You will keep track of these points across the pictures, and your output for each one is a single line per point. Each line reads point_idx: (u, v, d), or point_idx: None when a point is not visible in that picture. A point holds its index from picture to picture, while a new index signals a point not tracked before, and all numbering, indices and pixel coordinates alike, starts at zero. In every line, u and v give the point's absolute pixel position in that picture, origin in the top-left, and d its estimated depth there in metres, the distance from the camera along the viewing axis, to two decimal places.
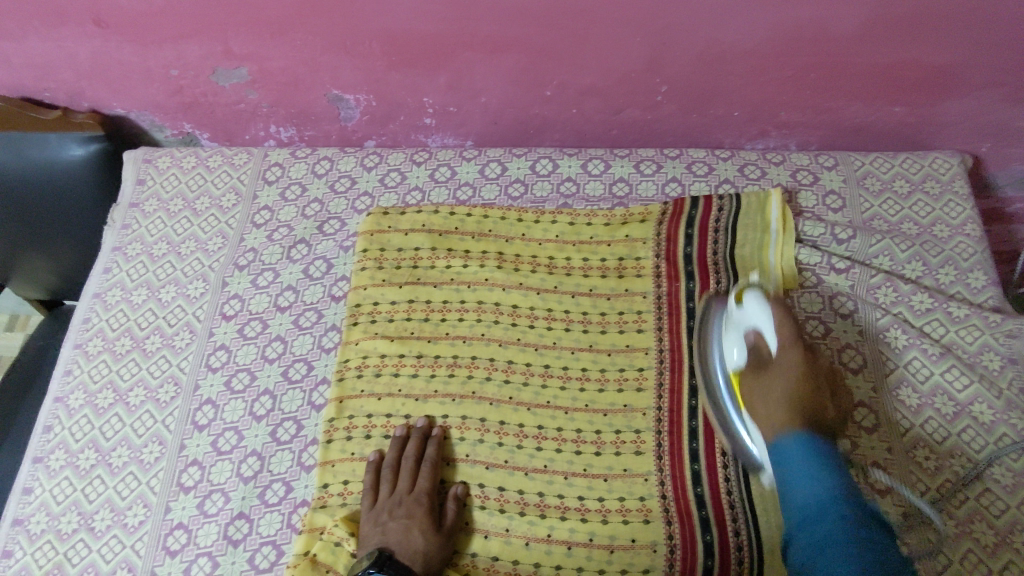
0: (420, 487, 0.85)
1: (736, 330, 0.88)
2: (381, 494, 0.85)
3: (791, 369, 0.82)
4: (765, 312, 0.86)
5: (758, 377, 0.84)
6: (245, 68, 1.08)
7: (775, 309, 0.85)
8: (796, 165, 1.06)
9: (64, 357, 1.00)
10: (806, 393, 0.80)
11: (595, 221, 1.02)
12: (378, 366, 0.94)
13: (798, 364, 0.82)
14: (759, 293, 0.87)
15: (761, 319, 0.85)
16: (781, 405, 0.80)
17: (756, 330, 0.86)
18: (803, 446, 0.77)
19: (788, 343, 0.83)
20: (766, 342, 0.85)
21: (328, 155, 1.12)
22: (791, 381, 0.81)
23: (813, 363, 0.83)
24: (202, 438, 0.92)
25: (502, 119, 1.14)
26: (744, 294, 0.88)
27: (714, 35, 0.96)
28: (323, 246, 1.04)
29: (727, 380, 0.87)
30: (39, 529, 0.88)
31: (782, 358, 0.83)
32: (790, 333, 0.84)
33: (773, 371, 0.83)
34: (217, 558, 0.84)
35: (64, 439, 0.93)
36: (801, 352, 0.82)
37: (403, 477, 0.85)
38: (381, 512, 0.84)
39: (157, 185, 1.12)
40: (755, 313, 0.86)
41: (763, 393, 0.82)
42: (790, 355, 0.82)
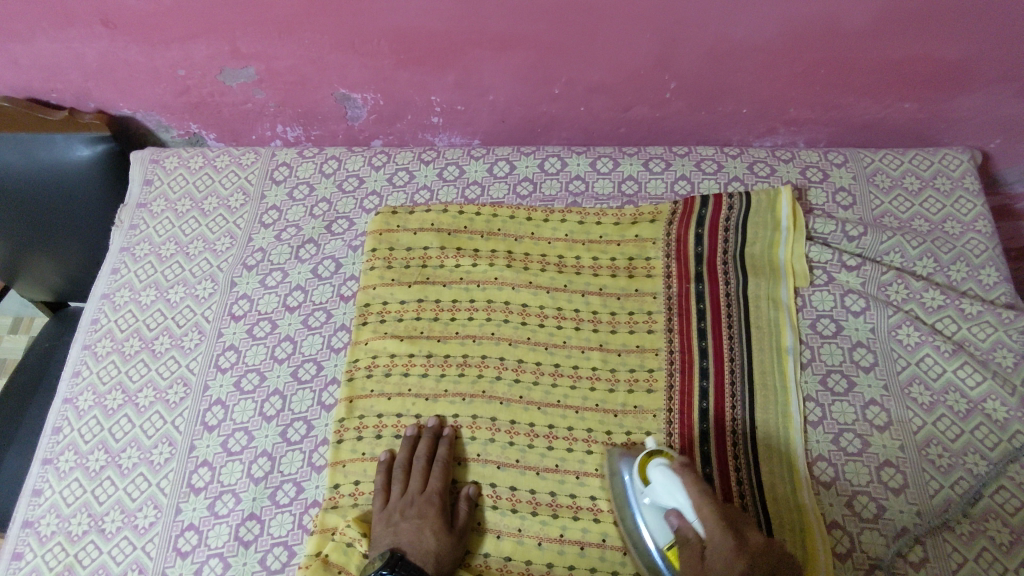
0: (431, 487, 0.85)
1: (656, 511, 0.78)
2: (392, 494, 0.85)
3: (735, 557, 0.69)
4: (675, 483, 0.76)
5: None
6: (252, 67, 1.08)
7: (682, 476, 0.76)
8: (806, 163, 1.05)
9: (73, 358, 1.00)
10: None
11: (604, 220, 1.02)
12: (387, 366, 0.93)
13: (739, 557, 0.69)
14: (664, 462, 0.80)
15: (676, 498, 0.76)
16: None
17: (677, 509, 0.76)
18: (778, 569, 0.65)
19: None
20: (687, 517, 0.75)
21: (336, 154, 1.11)
22: (730, 572, 0.68)
23: (751, 543, 0.71)
24: (211, 439, 0.91)
25: (510, 117, 1.14)
26: (648, 467, 0.80)
27: (724, 32, 0.95)
28: (331, 246, 1.04)
29: (641, 513, 0.79)
30: (49, 531, 0.87)
31: (714, 543, 0.71)
32: (711, 515, 0.73)
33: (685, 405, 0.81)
34: (229, 559, 0.84)
35: (74, 441, 0.93)
36: (738, 541, 0.71)
37: (414, 477, 0.85)
38: (392, 512, 0.83)
39: (164, 186, 1.11)
40: (664, 486, 0.77)
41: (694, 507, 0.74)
42: (720, 541, 0.71)
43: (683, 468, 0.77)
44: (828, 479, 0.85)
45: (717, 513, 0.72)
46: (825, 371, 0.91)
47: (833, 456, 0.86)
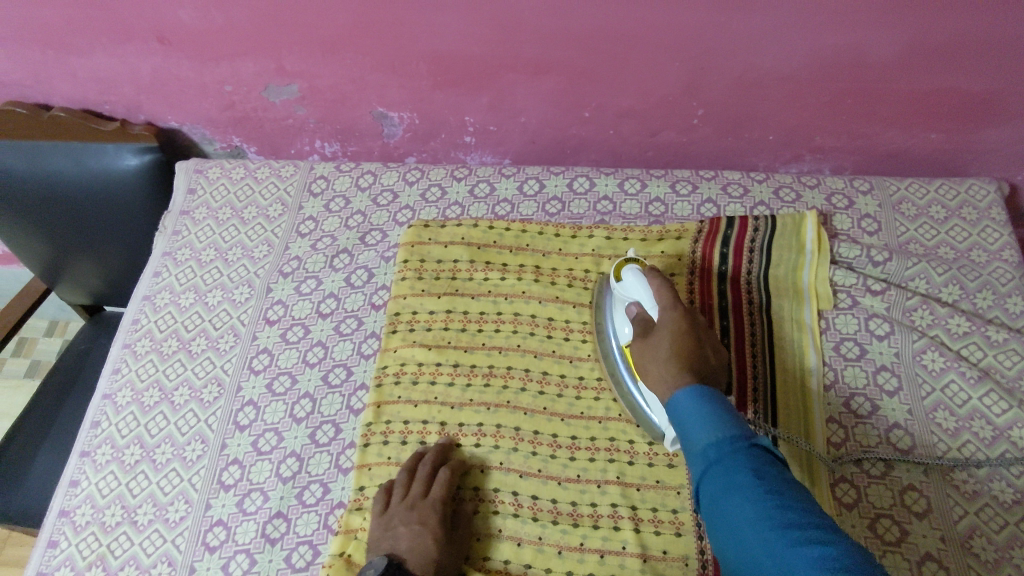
0: (434, 495, 0.84)
1: (622, 305, 0.90)
2: (393, 498, 0.85)
3: (673, 330, 0.79)
4: (642, 283, 0.85)
5: (643, 340, 0.81)
6: (295, 85, 1.13)
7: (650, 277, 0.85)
8: (831, 189, 1.07)
9: (113, 356, 1.03)
10: (685, 346, 0.77)
11: (631, 237, 1.04)
12: (415, 373, 0.96)
13: (678, 324, 0.79)
14: (638, 267, 0.88)
15: (640, 292, 0.85)
16: (663, 366, 0.77)
17: (637, 302, 0.86)
18: (696, 396, 0.69)
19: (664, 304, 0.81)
20: (647, 312, 0.84)
21: (372, 169, 1.15)
22: (669, 339, 0.78)
23: (691, 320, 0.80)
24: (242, 439, 0.94)
25: (540, 139, 1.17)
26: (622, 269, 0.90)
27: (752, 61, 0.98)
28: (364, 256, 1.07)
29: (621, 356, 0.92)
30: (84, 521, 0.90)
31: (661, 312, 0.81)
32: (664, 295, 0.82)
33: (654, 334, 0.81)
34: (255, 555, 0.86)
35: (111, 435, 0.96)
36: (676, 312, 0.80)
37: (417, 484, 0.85)
38: (392, 517, 0.84)
39: (207, 195, 1.15)
40: (633, 283, 0.86)
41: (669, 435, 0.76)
42: (667, 319, 0.80)
43: (649, 271, 0.86)
44: (850, 501, 0.85)
45: (666, 298, 0.81)
46: (849, 394, 0.92)
47: (856, 479, 0.86)
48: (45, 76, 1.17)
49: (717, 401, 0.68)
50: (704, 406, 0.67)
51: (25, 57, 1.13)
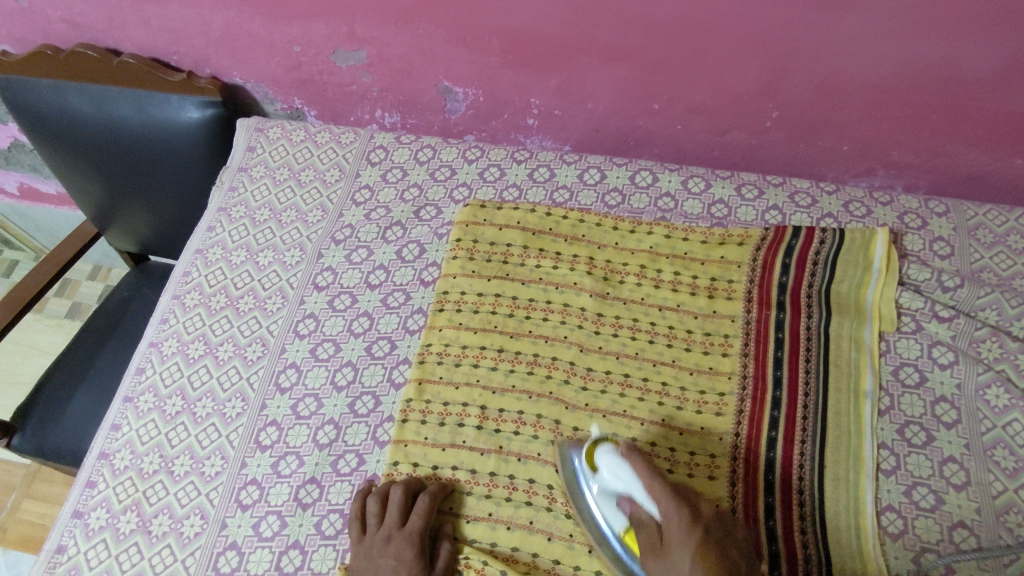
0: (413, 525, 0.81)
1: (607, 497, 0.81)
2: (369, 526, 0.82)
3: (680, 510, 0.72)
4: (623, 466, 0.78)
5: (653, 559, 0.72)
6: (364, 51, 1.12)
7: (632, 458, 0.77)
8: (904, 208, 1.03)
9: (162, 305, 1.04)
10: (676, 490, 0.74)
11: (692, 238, 1.01)
12: (458, 356, 0.95)
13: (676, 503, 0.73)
14: (610, 447, 0.81)
15: (614, 470, 0.79)
16: (683, 551, 0.70)
17: (626, 495, 0.78)
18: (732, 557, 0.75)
19: (640, 458, 0.77)
20: (638, 504, 0.76)
21: (432, 144, 1.14)
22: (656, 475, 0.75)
23: (700, 515, 0.73)
24: (282, 401, 0.94)
25: (605, 128, 1.15)
26: (596, 453, 0.82)
27: (839, 66, 0.94)
28: (417, 232, 1.06)
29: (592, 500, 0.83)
30: (123, 465, 0.91)
31: (673, 534, 0.71)
32: (660, 489, 0.74)
33: (650, 529, 0.74)
34: (286, 518, 0.86)
35: (155, 383, 0.97)
36: (684, 513, 0.72)
37: (393, 508, 0.82)
38: (370, 547, 0.80)
39: (265, 154, 1.15)
40: (612, 471, 0.79)
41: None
42: (660, 492, 0.74)
43: (627, 451, 0.78)
44: (895, 531, 0.82)
45: (663, 490, 0.74)
46: (904, 422, 0.88)
47: (903, 508, 0.83)
48: (119, 21, 1.18)
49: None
50: (740, 551, 0.74)
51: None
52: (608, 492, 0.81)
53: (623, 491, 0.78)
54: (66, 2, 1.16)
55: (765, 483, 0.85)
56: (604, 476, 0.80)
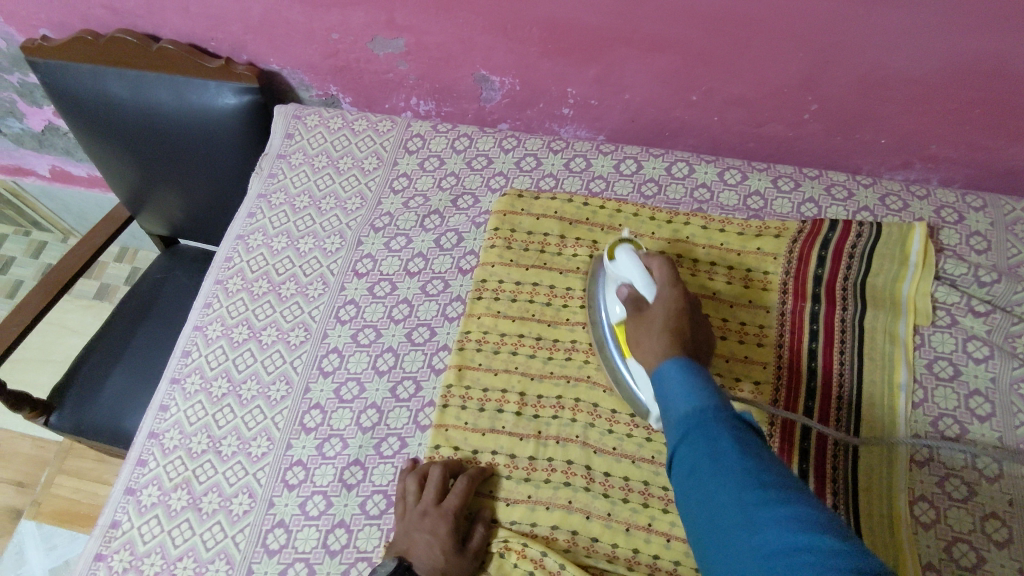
0: (449, 503, 0.83)
1: (616, 284, 0.90)
2: (409, 503, 0.84)
3: (670, 305, 0.80)
4: (632, 260, 0.86)
5: (638, 317, 0.80)
6: (403, 39, 1.12)
7: (652, 258, 0.86)
8: (941, 202, 1.03)
9: (206, 290, 1.06)
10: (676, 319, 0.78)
11: (728, 229, 1.02)
12: (497, 342, 0.97)
13: (674, 300, 0.80)
14: (628, 246, 0.89)
15: (631, 270, 0.86)
16: (656, 332, 0.76)
17: (628, 282, 0.86)
18: (683, 370, 0.66)
19: (664, 282, 0.83)
20: (638, 288, 0.84)
21: (468, 133, 1.15)
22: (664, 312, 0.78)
23: (687, 304, 0.81)
24: (325, 384, 0.97)
25: (640, 118, 1.15)
26: (615, 248, 0.90)
27: (881, 59, 0.94)
28: (455, 220, 1.08)
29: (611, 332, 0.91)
30: (171, 445, 0.94)
31: (658, 308, 0.79)
32: (665, 273, 0.84)
33: (646, 315, 0.80)
34: (331, 498, 0.89)
35: (201, 366, 1.00)
36: (674, 289, 0.82)
37: (431, 488, 0.84)
38: (410, 522, 0.82)
39: (304, 141, 1.17)
40: (626, 261, 0.87)
41: (644, 332, 0.78)
42: (664, 296, 0.81)
43: (648, 255, 0.86)
44: (928, 521, 0.83)
45: (666, 290, 0.82)
46: (938, 414, 0.89)
47: (936, 499, 0.84)
48: (159, 7, 1.19)
49: (700, 370, 0.66)
50: (687, 376, 0.65)
51: None
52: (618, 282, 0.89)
53: (627, 278, 0.86)
54: None
55: (799, 472, 0.87)
56: (620, 263, 0.88)
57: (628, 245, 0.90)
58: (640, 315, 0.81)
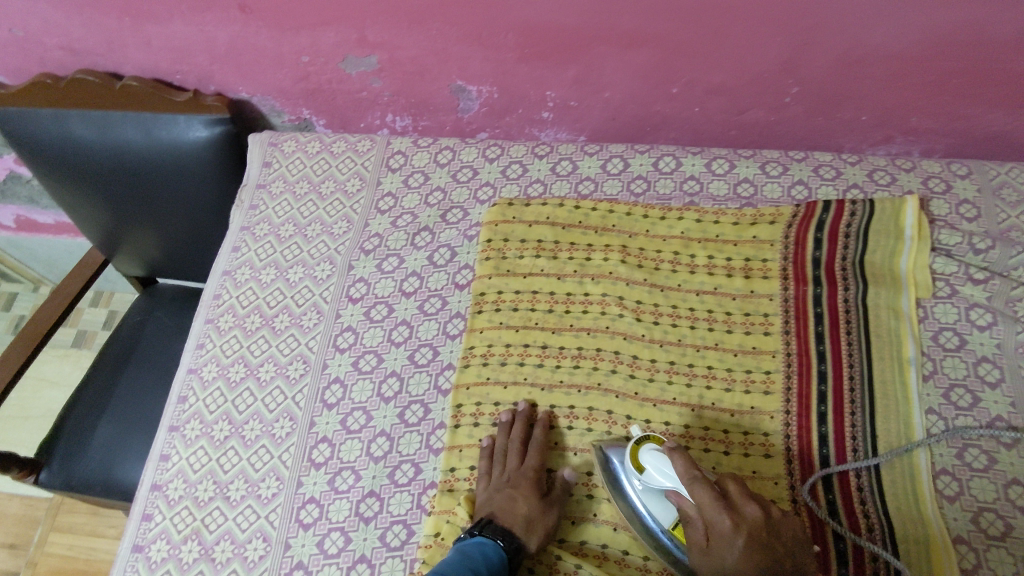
0: (527, 464, 0.86)
1: (656, 492, 0.80)
2: (493, 472, 0.87)
3: (701, 481, 0.74)
4: (664, 462, 0.78)
5: (704, 553, 0.72)
6: (375, 56, 1.10)
7: (674, 460, 0.76)
8: (927, 173, 1.03)
9: (196, 331, 1.03)
10: (753, 542, 0.70)
11: (723, 219, 1.01)
12: (503, 355, 0.95)
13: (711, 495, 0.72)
14: (653, 445, 0.80)
15: (667, 481, 0.77)
16: (730, 536, 0.70)
17: (671, 490, 0.77)
18: (771, 564, 0.72)
19: (710, 502, 0.72)
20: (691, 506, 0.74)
21: (450, 145, 1.13)
22: (740, 538, 0.70)
23: (748, 522, 0.71)
24: (331, 417, 0.94)
25: (621, 115, 1.14)
26: (639, 454, 0.80)
27: (859, 37, 0.95)
28: (447, 235, 1.06)
29: (663, 532, 0.79)
30: (177, 495, 0.91)
31: (716, 530, 0.71)
32: (701, 492, 0.73)
33: (710, 544, 0.72)
34: (349, 533, 0.86)
35: (199, 410, 0.96)
36: (732, 518, 0.71)
37: (511, 454, 0.87)
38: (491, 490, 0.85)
39: (283, 168, 1.14)
40: (662, 476, 0.78)
41: (710, 567, 0.71)
42: (719, 523, 0.71)
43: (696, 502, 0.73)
44: (952, 494, 0.83)
45: (701, 492, 0.73)
46: (948, 385, 0.89)
47: (957, 470, 0.84)
48: (119, 43, 1.16)
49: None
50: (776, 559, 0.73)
51: (100, 23, 1.12)
52: (647, 488, 0.80)
53: (666, 484, 0.78)
54: (62, 27, 1.13)
55: (820, 455, 0.87)
56: (649, 473, 0.79)
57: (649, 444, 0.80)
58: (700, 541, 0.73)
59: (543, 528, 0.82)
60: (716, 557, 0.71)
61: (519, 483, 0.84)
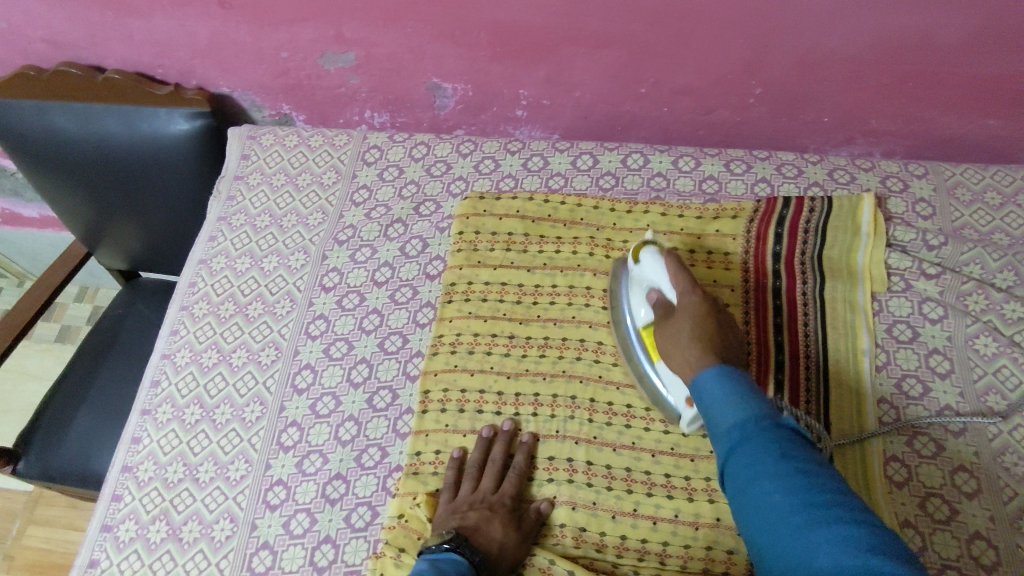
0: (504, 489, 0.86)
1: (640, 286, 0.90)
2: (462, 490, 0.87)
3: (696, 313, 0.80)
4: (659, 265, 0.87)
5: (665, 322, 0.83)
6: (352, 53, 1.13)
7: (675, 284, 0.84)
8: (886, 172, 1.07)
9: (170, 317, 1.05)
10: (706, 328, 0.78)
11: (686, 214, 1.04)
12: (471, 343, 0.97)
13: (700, 308, 0.80)
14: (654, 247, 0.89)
15: (656, 273, 0.87)
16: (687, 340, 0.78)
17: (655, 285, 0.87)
18: (718, 379, 0.70)
19: (686, 289, 0.82)
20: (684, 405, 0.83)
21: (425, 140, 1.16)
22: (690, 326, 0.79)
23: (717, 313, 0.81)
24: (301, 401, 0.96)
25: (593, 114, 1.17)
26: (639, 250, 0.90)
27: (818, 40, 0.98)
28: (419, 227, 1.08)
29: (637, 336, 0.91)
30: (146, 477, 0.92)
31: (685, 309, 0.81)
32: (685, 285, 0.83)
33: (677, 322, 0.81)
34: (315, 514, 0.88)
35: (171, 394, 0.98)
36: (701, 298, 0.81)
37: (487, 476, 0.87)
38: (460, 504, 0.85)
39: (260, 161, 1.16)
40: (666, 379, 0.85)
41: (675, 356, 0.80)
42: (688, 304, 0.81)
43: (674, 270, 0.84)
44: (901, 480, 0.85)
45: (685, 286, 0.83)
46: (901, 375, 0.92)
47: (907, 457, 0.87)
48: (102, 37, 1.18)
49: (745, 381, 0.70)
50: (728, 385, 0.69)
51: (83, 16, 1.14)
52: (640, 285, 0.90)
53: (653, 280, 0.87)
54: (45, 20, 1.16)
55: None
56: (645, 265, 0.88)
57: (651, 244, 0.90)
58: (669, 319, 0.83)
59: (512, 554, 0.81)
60: (678, 342, 0.79)
61: (497, 508, 0.84)
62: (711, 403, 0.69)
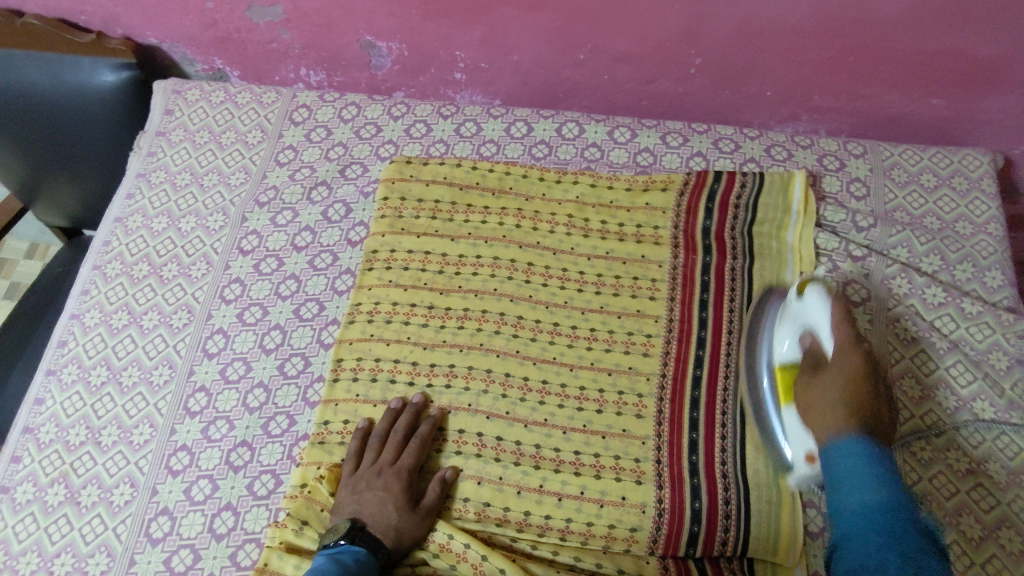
0: (402, 462, 0.83)
1: (791, 325, 0.86)
2: (364, 461, 0.84)
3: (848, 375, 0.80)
4: (827, 309, 0.84)
5: (814, 379, 0.82)
6: (280, 6, 1.08)
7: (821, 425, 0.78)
8: (824, 150, 1.05)
9: (82, 277, 1.02)
10: (859, 395, 0.79)
11: (616, 185, 1.02)
12: (388, 313, 0.94)
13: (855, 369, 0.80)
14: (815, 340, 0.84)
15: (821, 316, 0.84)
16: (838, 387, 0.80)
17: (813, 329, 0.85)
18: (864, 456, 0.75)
19: (849, 346, 0.82)
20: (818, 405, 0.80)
21: (356, 101, 1.13)
22: (843, 385, 0.80)
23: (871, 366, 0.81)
24: (211, 365, 0.93)
25: (532, 80, 1.13)
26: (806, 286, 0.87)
27: (755, 9, 0.94)
28: (343, 190, 1.05)
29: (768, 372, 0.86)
30: (48, 439, 0.90)
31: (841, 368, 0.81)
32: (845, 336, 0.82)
33: (829, 376, 0.81)
34: (218, 481, 0.86)
35: (78, 355, 0.96)
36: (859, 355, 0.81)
37: (388, 448, 0.84)
38: (360, 479, 0.83)
39: (184, 117, 1.13)
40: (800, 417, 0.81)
41: (815, 393, 0.81)
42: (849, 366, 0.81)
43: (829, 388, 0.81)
44: None
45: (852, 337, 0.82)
46: None
47: None
48: None
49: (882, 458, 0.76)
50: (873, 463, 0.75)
51: None
52: (791, 320, 0.86)
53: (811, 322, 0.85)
54: None
55: (689, 410, 0.87)
56: (808, 305, 0.85)
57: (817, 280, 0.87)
58: (816, 368, 0.83)
59: (411, 532, 0.79)
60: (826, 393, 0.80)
61: (392, 485, 0.81)
62: (845, 476, 0.75)
